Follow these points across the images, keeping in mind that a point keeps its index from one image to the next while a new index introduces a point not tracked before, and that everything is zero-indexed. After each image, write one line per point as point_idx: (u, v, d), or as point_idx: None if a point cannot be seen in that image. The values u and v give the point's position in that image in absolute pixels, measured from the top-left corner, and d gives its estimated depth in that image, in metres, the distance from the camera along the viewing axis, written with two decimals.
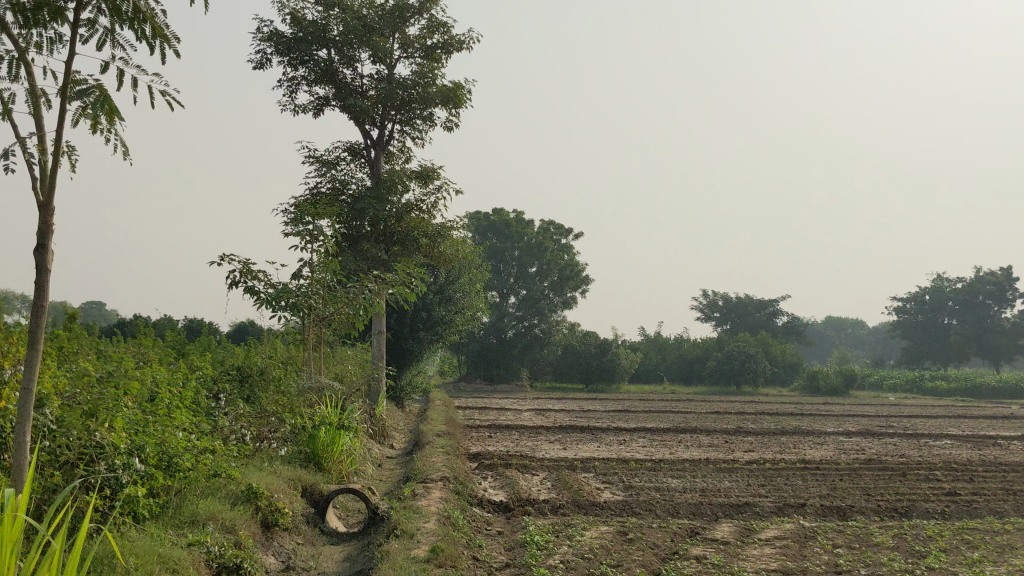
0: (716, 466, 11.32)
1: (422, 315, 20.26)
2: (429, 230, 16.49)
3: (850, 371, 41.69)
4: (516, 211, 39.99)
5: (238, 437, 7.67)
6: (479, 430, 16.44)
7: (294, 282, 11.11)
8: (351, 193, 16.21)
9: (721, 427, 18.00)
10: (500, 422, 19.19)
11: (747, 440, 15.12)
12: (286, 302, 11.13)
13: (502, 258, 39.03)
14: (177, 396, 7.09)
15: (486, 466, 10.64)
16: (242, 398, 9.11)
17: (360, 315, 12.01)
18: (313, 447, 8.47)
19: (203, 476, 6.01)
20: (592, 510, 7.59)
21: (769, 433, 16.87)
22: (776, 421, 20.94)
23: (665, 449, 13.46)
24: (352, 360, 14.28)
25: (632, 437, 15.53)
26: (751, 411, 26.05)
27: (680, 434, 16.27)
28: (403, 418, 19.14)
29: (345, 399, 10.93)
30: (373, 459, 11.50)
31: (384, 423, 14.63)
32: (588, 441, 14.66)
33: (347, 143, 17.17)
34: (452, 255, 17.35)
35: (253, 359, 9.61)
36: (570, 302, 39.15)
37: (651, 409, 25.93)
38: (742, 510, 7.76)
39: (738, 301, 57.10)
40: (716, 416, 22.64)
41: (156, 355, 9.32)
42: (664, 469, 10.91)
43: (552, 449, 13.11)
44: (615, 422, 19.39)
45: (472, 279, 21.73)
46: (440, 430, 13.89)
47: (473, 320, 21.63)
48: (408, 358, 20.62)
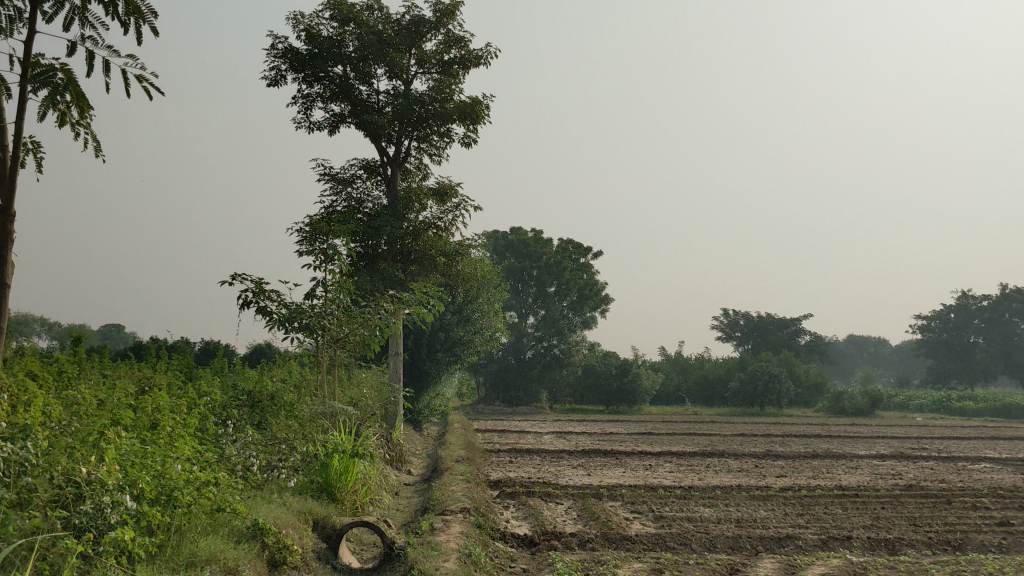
0: (750, 493, 10.80)
1: (440, 336, 19.88)
2: (447, 248, 16.08)
3: (876, 391, 40.94)
4: (534, 230, 39.63)
5: (247, 467, 7.26)
6: (499, 455, 15.96)
7: (308, 302, 10.70)
8: (366, 211, 15.83)
9: (749, 451, 17.44)
10: (521, 445, 18.71)
11: (778, 465, 14.56)
12: (299, 323, 10.71)
13: (521, 277, 38.63)
14: (181, 424, 6.69)
15: (508, 494, 10.16)
16: (252, 424, 8.69)
17: (376, 336, 11.59)
18: (326, 476, 8.02)
19: (204, 513, 5.54)
20: (623, 544, 7.09)
21: (800, 456, 16.32)
22: (805, 444, 20.34)
23: (694, 475, 12.94)
24: (368, 383, 13.85)
25: (658, 461, 15.01)
26: (777, 433, 25.46)
27: (707, 458, 15.73)
28: (421, 442, 18.69)
29: (360, 424, 10.49)
30: (389, 487, 11.05)
31: (401, 448, 14.19)
32: (613, 465, 14.15)
33: (362, 160, 16.83)
34: (471, 274, 16.92)
35: (264, 384, 9.22)
36: (589, 322, 38.70)
37: (675, 431, 25.35)
38: (785, 544, 7.24)
39: (759, 320, 56.40)
40: (743, 438, 22.08)
41: (163, 380, 8.93)
42: (694, 496, 10.40)
43: (576, 475, 12.61)
44: (639, 446, 18.87)
45: (491, 298, 21.28)
46: (459, 456, 13.43)
47: (492, 341, 21.18)
48: (426, 381, 20.19)
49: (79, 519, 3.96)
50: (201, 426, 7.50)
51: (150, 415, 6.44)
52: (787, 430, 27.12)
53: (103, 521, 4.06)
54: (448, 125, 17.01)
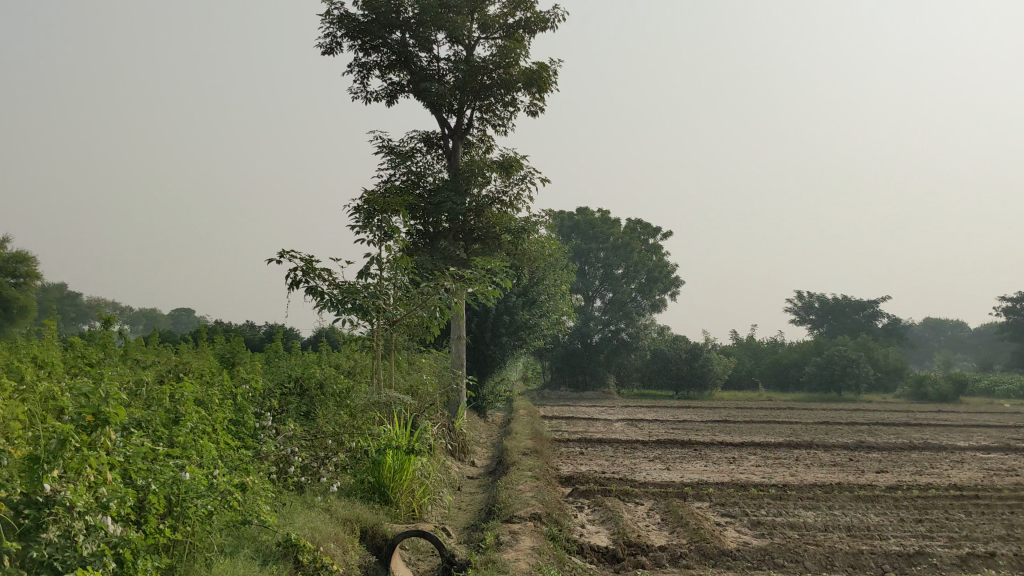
0: (854, 494, 9.59)
1: (504, 319, 18.88)
2: (512, 225, 15.05)
3: (961, 376, 38.99)
4: (601, 210, 38.43)
5: (281, 471, 6.38)
6: (569, 445, 14.94)
7: (361, 282, 9.78)
8: (427, 186, 14.91)
9: (841, 442, 16.15)
10: (592, 434, 17.65)
11: (876, 458, 13.30)
12: (352, 303, 9.78)
13: (587, 259, 37.49)
14: (208, 418, 5.85)
15: (581, 493, 9.13)
16: (298, 416, 7.84)
17: (436, 317, 10.62)
18: (378, 475, 7.10)
19: (219, 531, 4.68)
20: (724, 561, 6.01)
21: (896, 448, 14.98)
22: (898, 433, 18.93)
23: (786, 471, 11.76)
24: (429, 369, 12.92)
25: (742, 454, 13.85)
26: (864, 420, 23.96)
27: (795, 451, 14.51)
28: (486, 430, 17.77)
29: (418, 415, 9.55)
30: (451, 482, 10.12)
31: (464, 439, 13.26)
32: (693, 458, 13.04)
33: (421, 132, 15.91)
34: (538, 253, 15.90)
35: (312, 369, 8.35)
36: (658, 305, 37.45)
37: (753, 419, 24.05)
38: (917, 563, 6.08)
39: (834, 303, 54.52)
40: (827, 426, 20.66)
41: (200, 367, 8.12)
42: (791, 497, 9.26)
43: (655, 469, 11.54)
44: (718, 436, 17.67)
45: (558, 280, 20.21)
46: (526, 447, 12.45)
47: (558, 325, 20.18)
48: (491, 366, 19.28)
49: (42, 549, 3.09)
50: (234, 420, 6.68)
51: (172, 406, 5.61)
52: (871, 417, 25.64)
53: (75, 554, 3.18)
54: (512, 94, 16.02)
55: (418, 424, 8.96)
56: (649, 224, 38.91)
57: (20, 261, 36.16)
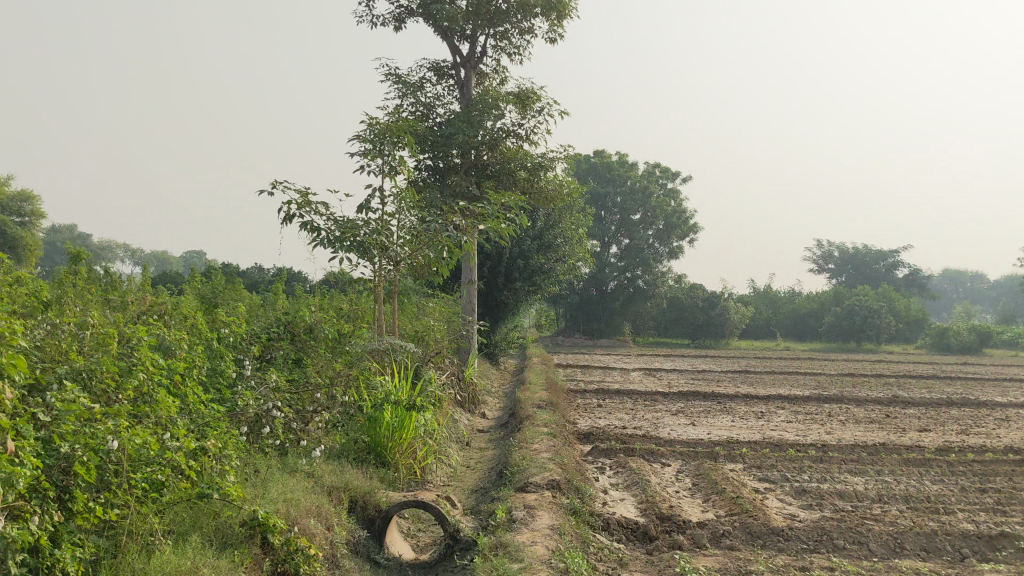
0: (902, 456, 8.69)
1: (518, 263, 17.93)
2: (528, 160, 14.09)
3: (985, 328, 37.95)
4: (619, 153, 37.24)
5: (254, 435, 5.55)
6: (586, 396, 14.09)
7: (360, 216, 8.79)
8: (437, 119, 13.93)
9: (873, 396, 15.23)
10: (609, 384, 16.78)
11: (915, 416, 12.38)
12: (351, 242, 8.80)
13: (604, 204, 36.39)
14: (167, 368, 5.02)
15: (602, 453, 8.27)
16: (286, 364, 7.02)
17: (445, 260, 9.62)
18: (375, 434, 6.25)
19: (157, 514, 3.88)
20: (774, 542, 5.13)
21: (933, 404, 14.07)
22: (929, 387, 18.00)
23: (821, 428, 10.87)
24: (437, 313, 12.02)
25: (770, 408, 12.95)
26: (891, 372, 23.04)
27: (826, 405, 13.62)
28: (497, 379, 16.96)
29: (422, 364, 8.66)
30: (459, 437, 9.27)
31: (475, 389, 12.42)
32: (719, 413, 12.16)
33: (431, 61, 14.88)
34: (555, 193, 14.90)
35: (304, 311, 7.50)
36: (676, 251, 36.39)
37: (774, 370, 23.14)
38: (1002, 548, 5.19)
39: (855, 253, 53.33)
40: (855, 379, 19.75)
41: (178, 308, 7.26)
42: (834, 460, 8.36)
43: (680, 425, 10.67)
44: (742, 387, 16.79)
45: (574, 222, 19.23)
46: (540, 398, 11.60)
47: (572, 270, 19.25)
48: (503, 312, 18.50)
49: None
50: (207, 371, 5.85)
51: (126, 356, 4.77)
52: (896, 369, 24.73)
53: None
54: (529, 19, 14.96)
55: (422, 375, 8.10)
56: (668, 167, 37.72)
57: (26, 201, 35.36)
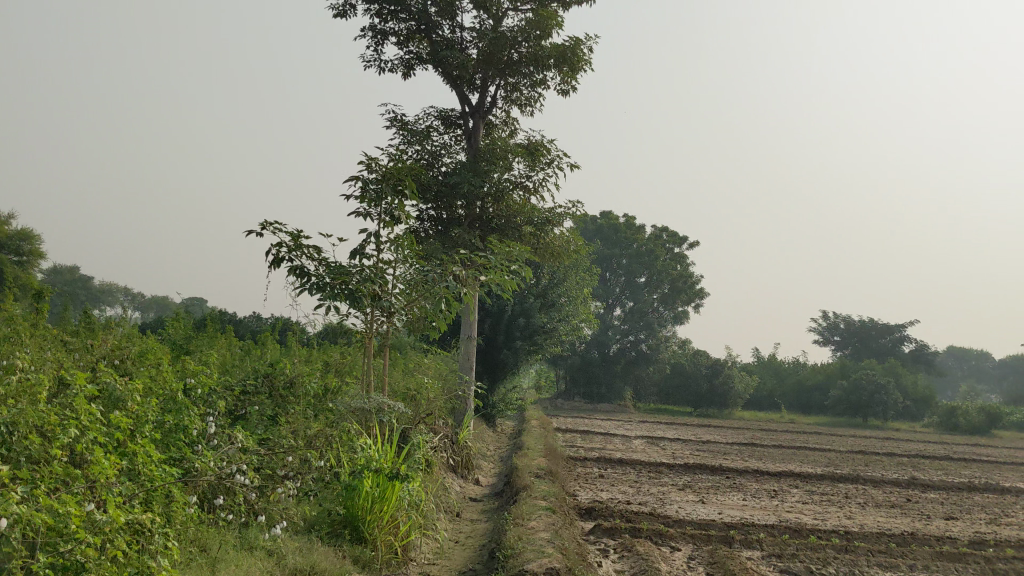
0: (934, 548, 7.94)
1: (519, 322, 17.26)
2: (536, 215, 13.56)
3: (994, 409, 37.10)
4: (626, 215, 36.78)
5: (207, 504, 4.88)
6: (586, 465, 13.35)
7: (353, 261, 8.14)
8: (442, 168, 13.39)
9: (889, 477, 14.46)
10: (611, 453, 16.02)
11: (937, 501, 11.63)
12: (340, 289, 8.13)
13: (609, 265, 35.97)
14: (106, 425, 4.35)
15: (606, 532, 7.55)
16: (259, 421, 6.34)
17: (443, 314, 8.98)
18: (352, 505, 5.51)
19: None
20: None
21: (954, 488, 13.31)
22: (945, 469, 17.18)
23: (840, 512, 10.11)
24: (432, 371, 11.33)
25: (782, 486, 12.20)
26: (903, 451, 22.23)
27: (841, 485, 12.87)
28: (494, 443, 16.20)
29: (411, 427, 7.94)
30: (449, 507, 8.52)
31: (469, 453, 11.68)
32: (729, 490, 11.40)
33: (438, 109, 14.39)
34: (562, 250, 14.31)
35: (283, 364, 6.86)
36: (681, 317, 35.71)
37: (780, 443, 22.35)
38: None
39: (861, 326, 52.64)
40: (866, 457, 18.99)
41: (145, 356, 6.60)
42: (860, 550, 7.62)
43: (687, 502, 9.93)
44: (750, 462, 16.03)
45: (578, 283, 18.69)
46: (539, 466, 10.87)
47: (576, 332, 18.62)
48: (503, 372, 17.77)
49: None
50: (163, 427, 5.20)
51: (60, 408, 4.12)
52: (906, 448, 23.87)
53: None
54: (541, 71, 14.49)
55: (411, 441, 7.40)
56: (675, 232, 37.22)
57: (25, 239, 34.79)
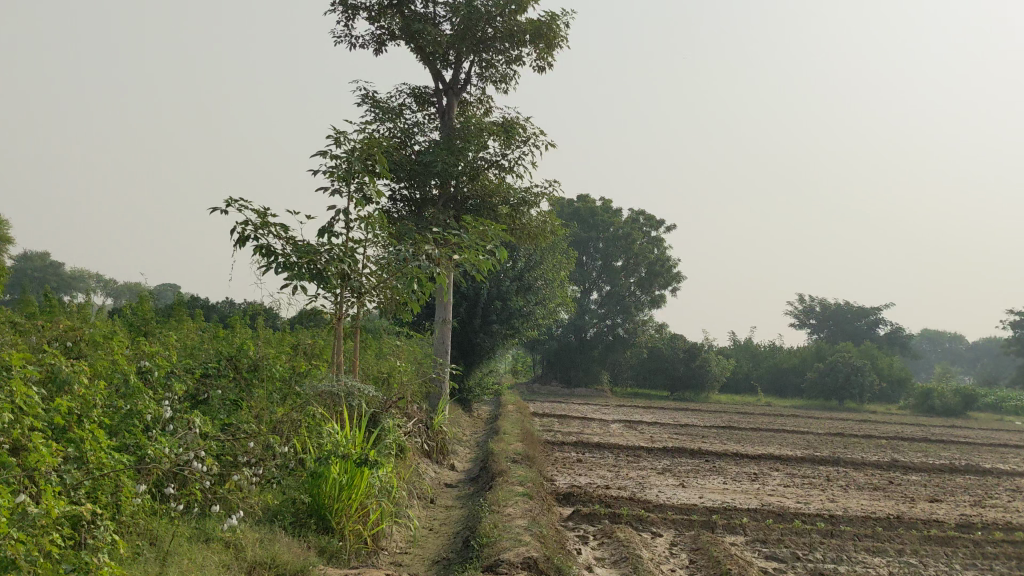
0: (922, 531, 7.75)
1: (495, 305, 16.96)
2: (512, 194, 13.30)
3: (968, 391, 37.24)
4: (603, 198, 36.52)
5: (160, 493, 4.58)
6: (564, 449, 13.11)
7: (321, 239, 7.79)
8: (416, 147, 13.05)
9: (869, 459, 14.31)
10: (588, 436, 15.79)
11: (919, 484, 11.47)
12: (307, 267, 7.81)
13: (586, 249, 35.64)
14: (48, 412, 4.03)
15: (585, 518, 7.30)
16: (221, 405, 6.03)
17: (415, 294, 8.68)
18: (318, 493, 5.21)
19: None
20: None
21: (935, 470, 13.18)
22: (924, 451, 17.07)
23: (822, 495, 9.91)
24: (406, 355, 11.03)
25: (763, 469, 12.00)
26: (881, 433, 22.17)
27: (822, 467, 12.71)
28: (470, 427, 15.94)
29: (382, 411, 7.65)
30: (422, 494, 8.25)
31: (444, 438, 11.40)
32: (709, 473, 11.18)
33: (411, 87, 14.02)
34: (539, 231, 14.01)
35: (247, 346, 6.55)
36: (658, 301, 35.54)
37: (758, 426, 22.23)
38: None
39: (836, 309, 52.74)
40: (845, 439, 18.87)
41: (99, 337, 6.26)
42: (846, 534, 7.41)
43: (667, 486, 9.69)
44: (730, 445, 15.85)
45: (555, 265, 18.40)
46: (515, 451, 10.61)
47: (553, 314, 18.35)
48: (478, 356, 17.49)
49: None
50: (114, 412, 4.90)
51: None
52: (883, 430, 23.81)
53: None
54: (517, 48, 14.17)
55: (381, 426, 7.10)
56: (653, 215, 37.00)
57: None
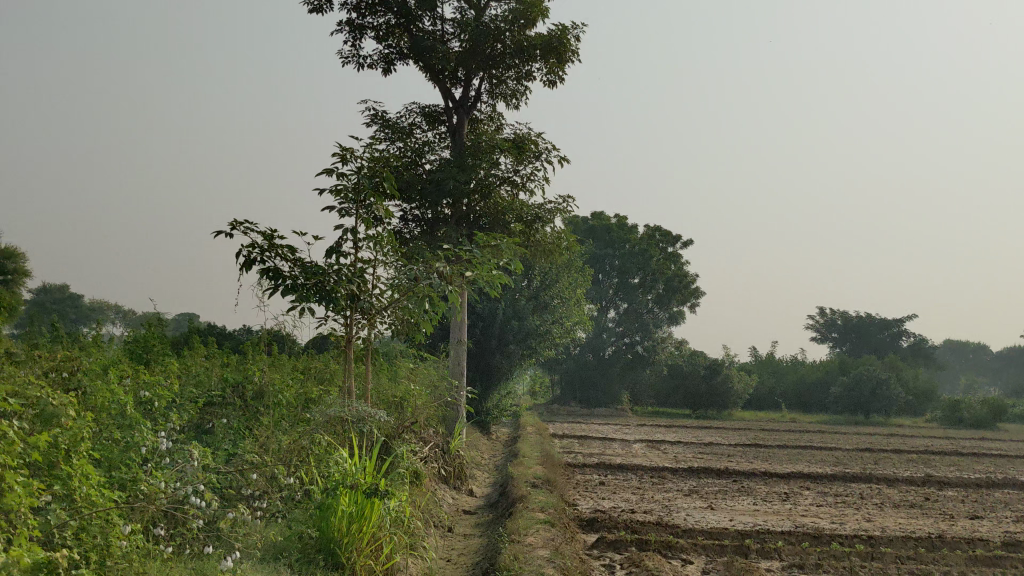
0: (968, 552, 7.35)
1: (512, 325, 16.63)
2: (527, 211, 13.06)
3: (997, 401, 36.60)
4: (618, 215, 36.20)
5: (154, 534, 4.27)
6: (586, 471, 12.74)
7: (327, 260, 7.50)
8: (426, 165, 12.79)
9: (901, 475, 13.88)
10: (610, 457, 15.41)
11: (957, 500, 11.05)
12: (315, 289, 7.51)
13: (603, 266, 35.24)
14: (30, 447, 3.73)
15: (611, 545, 6.96)
16: (223, 433, 5.71)
17: (428, 314, 8.36)
18: (325, 526, 4.84)
19: None
20: None
21: (971, 484, 12.74)
22: (958, 465, 16.59)
23: (857, 515, 9.51)
24: (420, 378, 10.72)
25: (793, 488, 11.60)
26: (910, 447, 21.68)
27: (854, 485, 12.28)
28: (488, 451, 15.59)
29: (394, 437, 7.33)
30: (439, 522, 7.90)
31: (461, 463, 11.06)
32: (737, 494, 10.79)
33: (420, 106, 13.78)
34: (554, 248, 13.71)
35: (252, 373, 6.25)
36: (677, 317, 35.12)
37: (784, 442, 21.77)
38: None
39: (858, 321, 52.11)
40: (875, 454, 18.41)
41: (96, 367, 5.98)
42: (888, 557, 7.02)
43: (695, 508, 9.32)
44: (756, 463, 15.43)
45: (572, 283, 18.07)
46: (535, 475, 10.25)
47: (570, 333, 18.01)
48: (496, 378, 17.15)
49: None
50: (110, 444, 4.60)
51: None
52: (912, 444, 23.29)
53: None
54: (527, 63, 13.92)
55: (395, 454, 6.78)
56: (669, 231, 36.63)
57: None
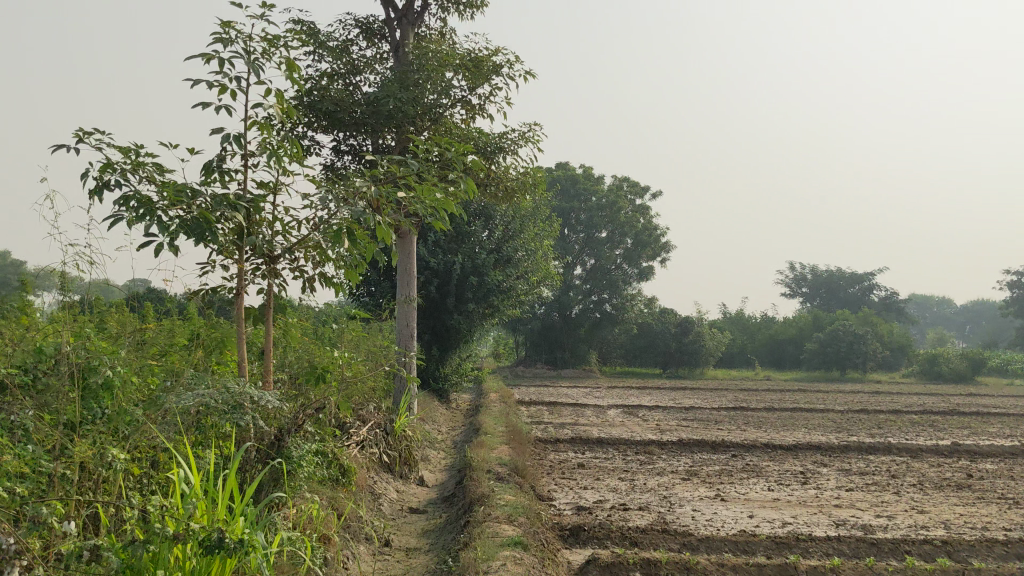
0: None
1: (471, 282, 14.56)
2: (485, 141, 10.90)
3: (976, 353, 35.27)
4: (583, 165, 34.14)
5: None
6: (561, 449, 10.76)
7: (200, 181, 5.27)
8: (365, 85, 10.58)
9: (921, 444, 12.03)
10: (586, 429, 13.45)
11: (1004, 477, 9.21)
12: (177, 219, 5.22)
13: (567, 220, 33.22)
14: None
15: (609, 570, 4.99)
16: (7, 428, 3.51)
17: (351, 260, 6.13)
18: None
19: None
20: None
21: (1005, 455, 10.94)
22: (969, 428, 14.91)
23: (902, 503, 7.60)
24: (356, 344, 8.58)
25: (807, 465, 9.69)
26: (905, 407, 20.03)
27: (874, 458, 10.42)
28: (445, 425, 13.54)
29: (299, 427, 5.19)
30: (370, 535, 5.86)
31: (409, 446, 8.94)
32: (745, 476, 8.84)
33: (357, 18, 11.53)
34: (517, 188, 11.60)
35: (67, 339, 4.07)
36: (646, 273, 33.20)
37: (771, 405, 19.97)
38: None
39: (828, 275, 50.73)
40: (872, 417, 16.63)
41: None
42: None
43: (701, 500, 7.37)
44: (751, 432, 13.53)
45: (537, 232, 15.96)
46: (502, 461, 8.24)
47: (536, 290, 15.94)
48: (454, 340, 15.10)
49: None
50: None
51: None
52: (904, 403, 21.62)
53: None
54: None
55: (292, 463, 4.72)
56: (637, 181, 34.56)
57: None
